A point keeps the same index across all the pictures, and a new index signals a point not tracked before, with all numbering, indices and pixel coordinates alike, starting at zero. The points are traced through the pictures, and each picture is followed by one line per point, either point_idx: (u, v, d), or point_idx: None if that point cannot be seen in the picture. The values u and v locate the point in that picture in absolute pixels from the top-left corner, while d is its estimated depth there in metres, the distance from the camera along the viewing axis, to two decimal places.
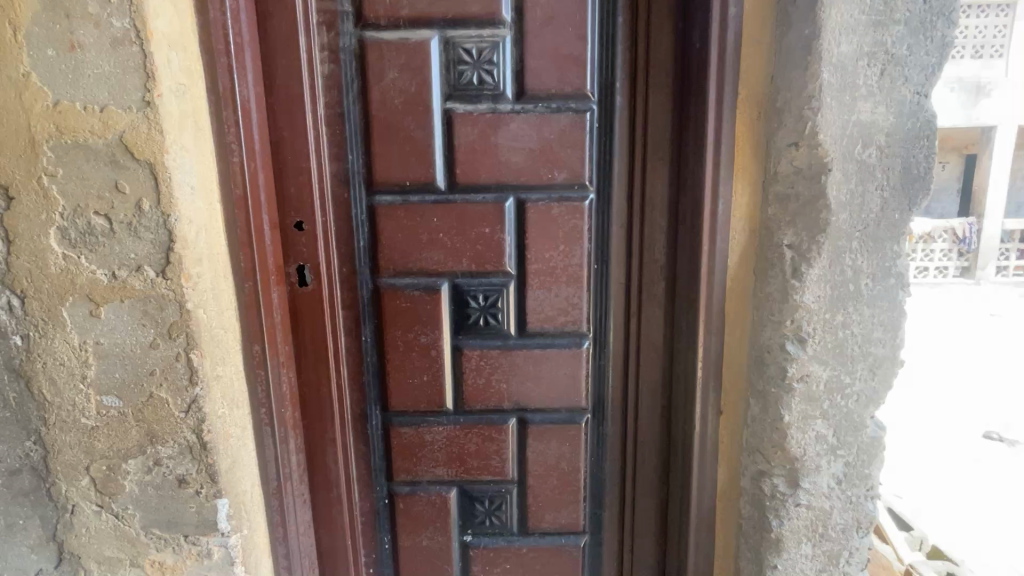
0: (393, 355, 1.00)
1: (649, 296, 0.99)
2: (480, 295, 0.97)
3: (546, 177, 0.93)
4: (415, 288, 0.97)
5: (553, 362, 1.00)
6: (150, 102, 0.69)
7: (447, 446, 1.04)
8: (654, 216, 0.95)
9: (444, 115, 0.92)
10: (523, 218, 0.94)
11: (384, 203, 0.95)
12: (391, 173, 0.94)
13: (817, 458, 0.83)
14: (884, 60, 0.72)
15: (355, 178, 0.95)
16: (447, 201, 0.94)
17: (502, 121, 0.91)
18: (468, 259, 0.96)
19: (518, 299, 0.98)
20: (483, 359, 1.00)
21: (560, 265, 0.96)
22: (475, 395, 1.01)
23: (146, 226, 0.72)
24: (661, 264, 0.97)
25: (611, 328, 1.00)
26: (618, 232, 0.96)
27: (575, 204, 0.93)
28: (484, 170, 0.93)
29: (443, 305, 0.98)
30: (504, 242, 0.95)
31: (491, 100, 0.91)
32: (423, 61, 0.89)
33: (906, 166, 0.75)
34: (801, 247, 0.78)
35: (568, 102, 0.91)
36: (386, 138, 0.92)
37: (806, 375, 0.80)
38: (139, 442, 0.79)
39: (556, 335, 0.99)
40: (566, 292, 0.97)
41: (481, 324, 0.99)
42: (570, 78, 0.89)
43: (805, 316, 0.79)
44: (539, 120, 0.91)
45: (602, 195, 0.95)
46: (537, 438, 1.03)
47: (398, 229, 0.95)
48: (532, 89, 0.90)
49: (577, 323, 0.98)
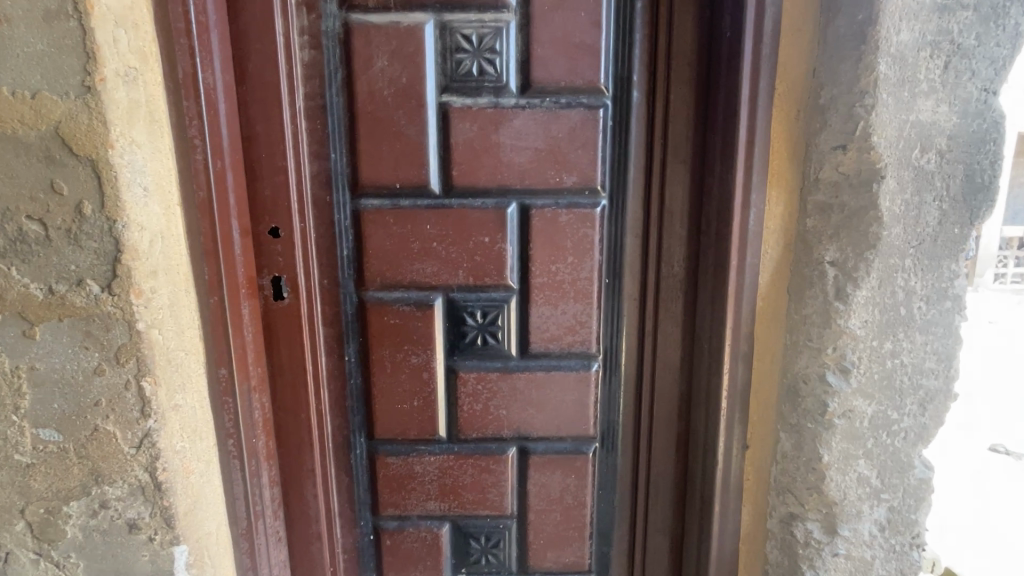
0: (379, 377, 0.90)
1: (666, 316, 0.88)
2: (477, 312, 0.88)
3: (553, 180, 0.83)
4: (405, 302, 0.87)
5: (558, 386, 0.90)
6: (91, 87, 0.59)
7: (439, 478, 0.94)
8: (673, 226, 0.85)
9: (439, 109, 0.81)
10: (527, 226, 0.85)
11: (371, 207, 0.84)
12: (379, 174, 0.83)
13: (858, 503, 0.74)
14: (949, 52, 0.63)
15: (338, 179, 0.84)
16: (443, 206, 0.84)
17: (505, 117, 0.81)
18: (465, 271, 0.86)
19: (521, 318, 0.88)
20: (481, 383, 0.90)
21: (568, 278, 0.86)
22: (471, 421, 0.91)
23: (88, 234, 0.62)
24: (681, 279, 0.87)
25: (622, 349, 0.90)
26: (633, 242, 0.86)
27: (586, 212, 0.84)
28: (485, 172, 0.83)
29: (436, 322, 0.88)
30: (505, 252, 0.85)
31: (492, 93, 0.81)
32: (416, 48, 0.79)
33: (968, 173, 0.65)
34: (846, 265, 0.68)
35: (579, 96, 0.81)
36: (374, 134, 0.82)
37: (850, 410, 0.71)
38: (82, 481, 0.68)
39: (561, 357, 0.90)
40: (574, 309, 0.87)
41: (479, 344, 0.89)
42: (582, 69, 0.80)
43: (851, 344, 0.69)
44: (546, 117, 0.81)
45: (616, 202, 0.85)
46: (540, 469, 0.93)
47: (387, 237, 0.85)
48: (539, 82, 0.80)
49: (586, 343, 0.89)
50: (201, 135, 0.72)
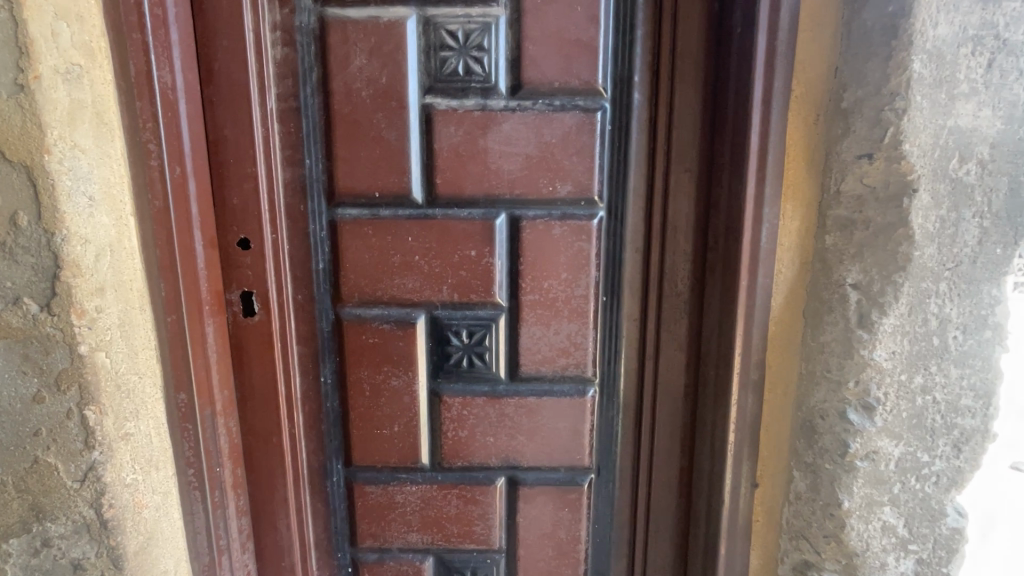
0: (357, 400, 0.83)
1: (669, 338, 0.81)
2: (463, 332, 0.81)
3: (546, 189, 0.76)
4: (385, 321, 0.80)
5: (551, 412, 0.83)
6: (25, 85, 0.53)
7: (422, 509, 0.87)
8: (678, 240, 0.77)
9: (422, 112, 0.75)
10: (517, 240, 0.78)
11: (349, 217, 0.78)
12: (357, 181, 0.77)
13: (882, 554, 0.66)
14: (994, 47, 0.55)
15: (313, 187, 0.77)
16: (426, 217, 0.77)
17: (493, 120, 0.75)
18: (449, 287, 0.79)
19: (510, 338, 0.81)
20: (467, 408, 0.83)
21: (561, 296, 0.79)
22: (456, 449, 0.85)
23: (24, 247, 0.56)
24: (685, 297, 0.79)
25: (621, 373, 0.83)
26: (633, 257, 0.79)
27: (581, 224, 0.77)
28: (471, 180, 0.76)
29: (419, 342, 0.81)
30: (493, 267, 0.79)
31: (480, 94, 0.74)
32: (397, 45, 0.73)
33: (1014, 186, 0.57)
34: (871, 289, 0.61)
35: (574, 98, 0.74)
36: (352, 139, 0.76)
37: (874, 452, 0.63)
38: (21, 517, 0.60)
39: (554, 381, 0.82)
40: (567, 329, 0.80)
41: (465, 365, 0.82)
42: (578, 69, 0.73)
43: (875, 378, 0.62)
44: (538, 121, 0.75)
45: (615, 213, 0.77)
46: (530, 501, 0.86)
47: (366, 249, 0.78)
48: (530, 83, 0.74)
49: (582, 366, 0.82)
50: (156, 139, 0.66)
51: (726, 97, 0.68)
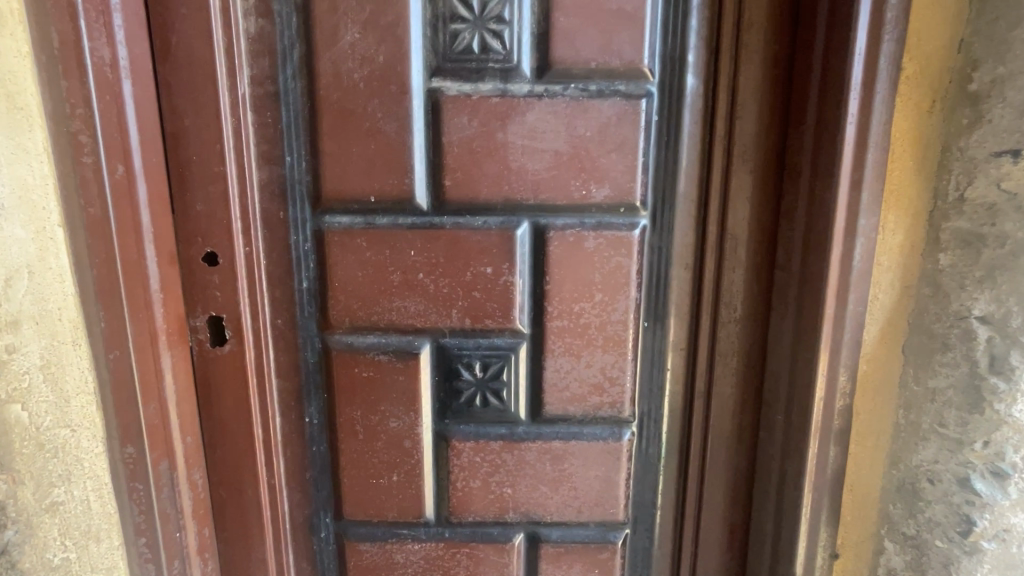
0: (349, 444, 0.70)
1: (723, 372, 0.67)
2: (476, 365, 0.67)
3: (578, 194, 0.63)
4: (383, 351, 0.67)
5: (580, 459, 0.70)
6: None
7: (425, 571, 0.73)
8: (737, 255, 0.64)
9: (428, 98, 0.61)
10: (542, 254, 0.64)
11: (339, 227, 0.64)
12: (348, 183, 0.63)
13: None
14: None
15: (295, 190, 0.63)
16: (432, 226, 0.63)
17: (516, 109, 0.61)
18: (460, 311, 0.66)
19: (532, 372, 0.68)
20: (480, 454, 0.70)
21: (595, 322, 0.66)
22: (467, 501, 0.71)
23: None
24: (743, 324, 0.65)
25: (664, 412, 0.69)
26: (683, 276, 0.65)
27: (620, 236, 0.64)
28: (487, 182, 0.62)
29: (423, 376, 0.68)
30: (513, 287, 0.65)
31: (499, 77, 0.61)
32: (399, 16, 0.59)
33: None
34: (1006, 324, 0.49)
35: (613, 82, 0.61)
36: (342, 132, 0.62)
37: (1008, 530, 0.51)
38: None
39: (584, 423, 0.69)
40: (602, 361, 0.67)
41: (478, 404, 0.69)
42: (619, 46, 0.60)
43: (1011, 440, 0.50)
44: (570, 110, 0.61)
45: (661, 222, 0.64)
46: (554, 562, 0.73)
47: (359, 266, 0.65)
48: (560, 64, 0.60)
49: (617, 405, 0.68)
50: (88, 129, 0.53)
51: (808, 81, 0.55)
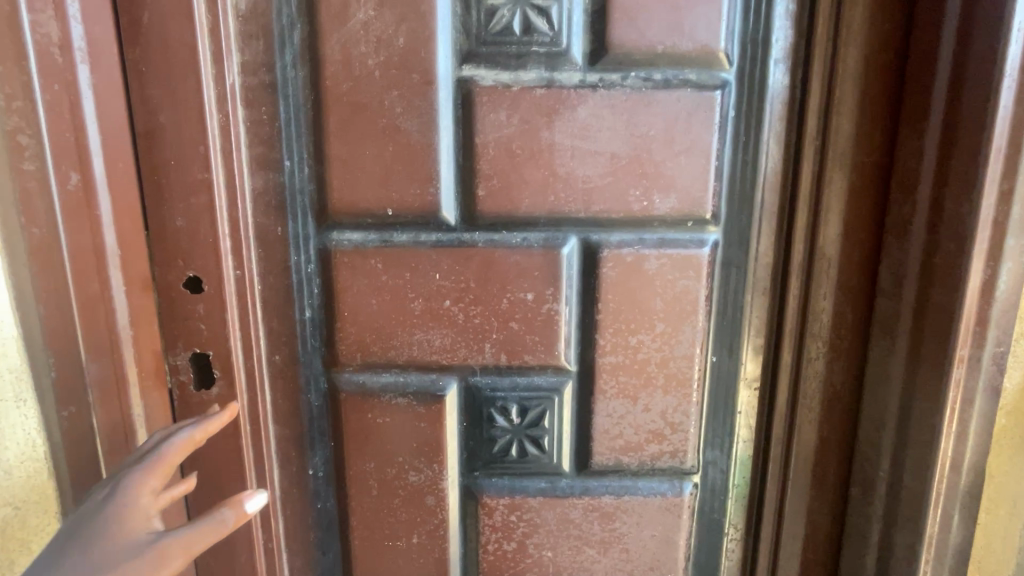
0: (360, 500, 0.59)
1: (806, 416, 0.56)
2: (512, 409, 0.56)
3: (638, 205, 0.52)
4: (401, 392, 0.56)
5: (633, 517, 0.59)
6: None
7: None
8: (828, 278, 0.53)
9: (458, 90, 0.50)
10: (594, 278, 0.53)
11: (348, 245, 0.53)
12: (360, 193, 0.52)
13: None
14: None
15: (297, 202, 0.53)
16: (460, 245, 0.53)
17: (564, 103, 0.50)
18: (494, 345, 0.55)
19: (578, 417, 0.57)
20: (515, 512, 0.59)
21: (655, 358, 0.55)
22: (500, 566, 0.60)
23: None
24: (833, 360, 0.55)
25: (732, 462, 0.59)
26: (759, 302, 0.55)
27: (687, 255, 0.53)
28: (529, 191, 0.52)
29: (449, 422, 0.57)
30: (558, 316, 0.54)
31: (543, 63, 0.50)
32: None
33: None
34: None
35: (681, 70, 0.50)
36: (351, 131, 0.51)
37: None
38: None
39: (638, 475, 0.58)
40: (662, 404, 0.56)
41: (513, 455, 0.58)
42: (691, 25, 0.49)
43: None
44: (630, 104, 0.50)
45: (736, 239, 0.53)
46: None
47: (373, 292, 0.54)
48: (618, 47, 0.49)
49: (679, 454, 0.58)
50: (29, 127, 0.45)
51: (936, 78, 0.46)
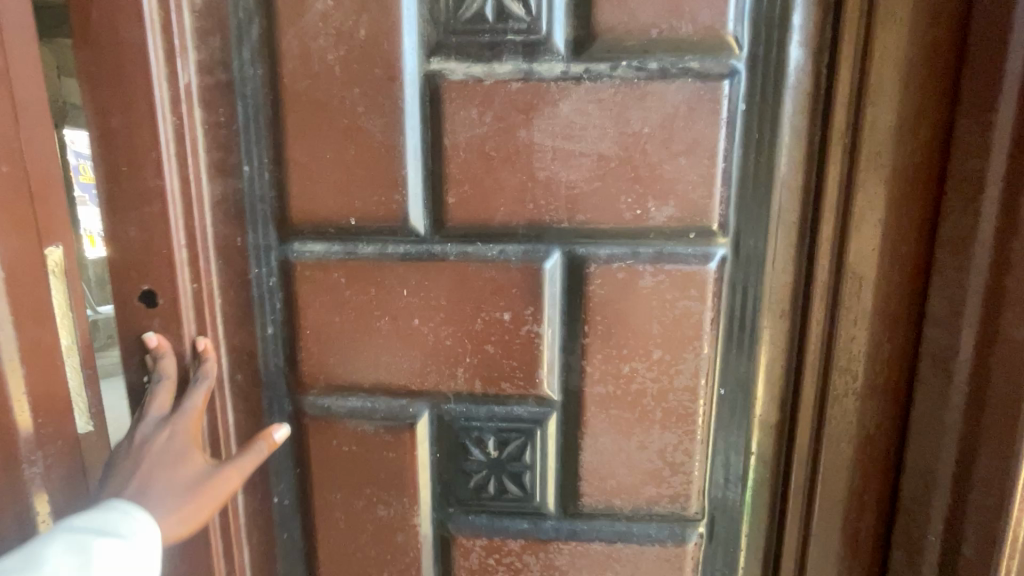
0: (326, 533, 0.54)
1: (834, 461, 0.48)
2: (489, 441, 0.51)
3: (630, 213, 0.45)
4: (368, 418, 0.51)
5: (629, 568, 0.51)
6: None
7: None
8: (859, 299, 0.45)
9: (426, 86, 0.45)
10: (580, 297, 0.47)
11: (309, 257, 0.49)
12: (321, 200, 0.47)
13: None
14: None
15: (257, 211, 0.49)
16: (430, 257, 0.47)
17: (544, 97, 0.44)
18: (468, 369, 0.49)
19: (563, 451, 0.50)
20: (494, 555, 0.53)
21: (651, 389, 0.48)
22: None
23: None
24: (866, 395, 0.47)
25: (745, 510, 0.51)
26: (776, 327, 0.47)
27: (689, 270, 0.45)
28: (505, 197, 0.46)
29: (420, 452, 0.51)
30: (539, 339, 0.48)
31: (520, 53, 0.44)
32: None
33: None
34: None
35: (681, 57, 0.43)
36: (311, 132, 0.46)
37: None
38: None
39: (634, 519, 0.51)
40: (661, 441, 0.49)
41: (492, 491, 0.52)
42: (692, 4, 0.42)
43: None
44: (620, 97, 0.44)
45: (747, 253, 0.46)
46: None
47: (336, 308, 0.49)
48: (606, 32, 0.43)
49: (682, 500, 0.50)
50: None
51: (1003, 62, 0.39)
